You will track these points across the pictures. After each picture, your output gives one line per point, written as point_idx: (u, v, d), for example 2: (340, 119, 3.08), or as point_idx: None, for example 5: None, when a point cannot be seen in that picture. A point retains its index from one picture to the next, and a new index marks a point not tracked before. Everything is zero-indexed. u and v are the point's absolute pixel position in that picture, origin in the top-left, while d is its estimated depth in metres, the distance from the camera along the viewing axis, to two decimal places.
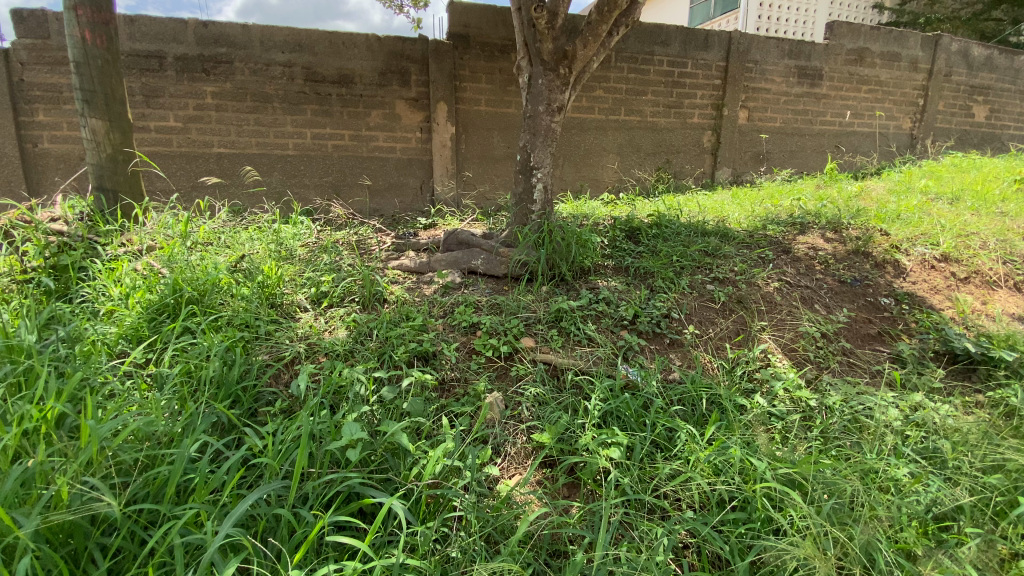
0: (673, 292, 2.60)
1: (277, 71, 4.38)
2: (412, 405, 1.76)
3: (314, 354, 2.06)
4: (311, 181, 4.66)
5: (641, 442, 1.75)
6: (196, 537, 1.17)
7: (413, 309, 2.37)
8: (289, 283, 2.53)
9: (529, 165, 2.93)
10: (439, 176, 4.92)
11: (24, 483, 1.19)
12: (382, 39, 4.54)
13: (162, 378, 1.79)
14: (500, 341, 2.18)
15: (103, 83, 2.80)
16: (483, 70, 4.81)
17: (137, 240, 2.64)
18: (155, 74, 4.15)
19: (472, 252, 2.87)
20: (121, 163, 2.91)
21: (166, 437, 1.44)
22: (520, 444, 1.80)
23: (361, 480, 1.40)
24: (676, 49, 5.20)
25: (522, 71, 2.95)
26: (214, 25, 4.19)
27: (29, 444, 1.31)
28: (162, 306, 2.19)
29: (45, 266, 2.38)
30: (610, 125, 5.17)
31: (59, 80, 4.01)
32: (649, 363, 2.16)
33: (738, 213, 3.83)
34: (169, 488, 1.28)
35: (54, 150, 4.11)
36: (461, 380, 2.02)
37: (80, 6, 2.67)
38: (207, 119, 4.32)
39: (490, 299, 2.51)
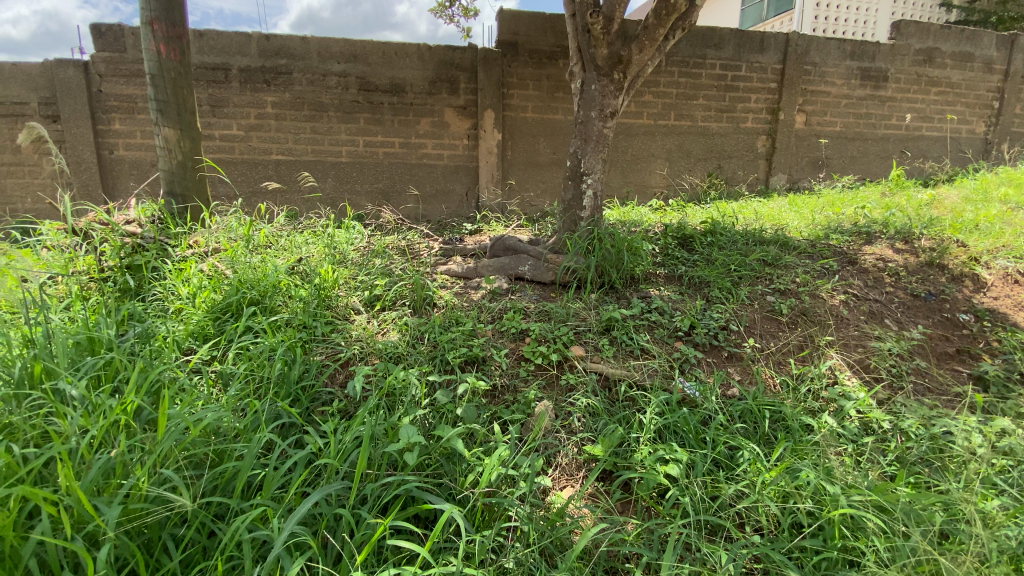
0: (730, 303, 2.50)
1: (333, 81, 4.53)
2: (465, 411, 1.75)
3: (367, 356, 2.09)
4: (362, 188, 4.78)
5: (702, 459, 1.68)
6: (262, 533, 1.20)
7: (462, 313, 2.37)
8: (344, 286, 2.59)
9: (579, 171, 2.89)
10: (485, 183, 4.94)
11: (105, 472, 1.26)
12: (433, 48, 4.62)
13: (227, 375, 1.86)
14: (550, 349, 2.15)
15: (175, 94, 2.97)
16: (531, 77, 4.81)
17: (204, 243, 2.77)
18: (221, 85, 4.37)
19: (520, 258, 2.85)
20: (190, 169, 3.07)
21: (233, 433, 1.50)
22: (572, 455, 1.76)
23: (418, 484, 1.40)
24: (730, 52, 5.05)
25: (574, 77, 2.92)
26: (275, 38, 4.37)
27: (111, 435, 1.39)
28: (226, 306, 2.28)
29: (120, 266, 2.54)
30: (659, 130, 5.06)
31: (134, 91, 4.29)
32: (706, 376, 2.08)
33: (797, 221, 3.66)
34: (237, 483, 1.32)
35: (129, 157, 4.39)
36: (511, 387, 1.99)
37: (157, 21, 2.85)
38: (267, 128, 4.52)
39: (539, 305, 2.48)
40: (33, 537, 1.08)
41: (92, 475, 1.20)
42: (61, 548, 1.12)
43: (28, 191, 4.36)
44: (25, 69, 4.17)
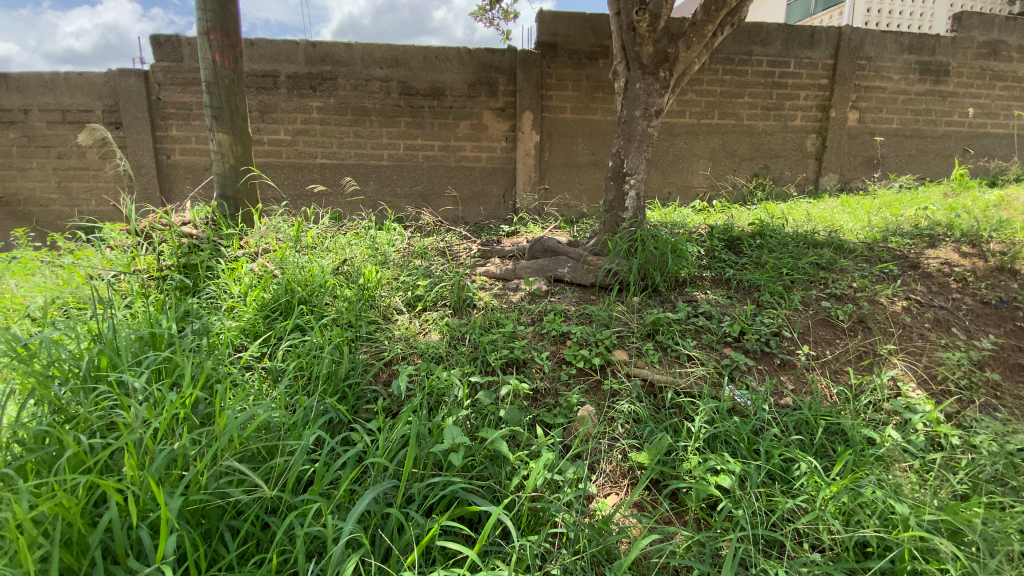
0: (783, 308, 2.40)
1: (376, 85, 4.62)
2: (508, 413, 1.73)
3: (410, 356, 2.11)
4: (402, 190, 4.86)
5: (755, 471, 1.61)
6: (315, 528, 1.22)
7: (502, 315, 2.35)
8: (387, 286, 2.63)
9: (622, 171, 2.84)
10: (523, 184, 4.93)
11: (168, 464, 1.31)
12: (473, 51, 4.65)
13: (277, 371, 1.92)
14: (592, 352, 2.10)
15: (229, 101, 3.09)
16: (570, 77, 4.78)
17: (254, 243, 2.88)
18: (270, 92, 4.53)
19: (560, 259, 2.81)
20: (241, 173, 3.18)
21: (285, 428, 1.54)
22: (616, 462, 1.71)
23: (465, 485, 1.40)
24: (778, 49, 4.87)
25: (618, 76, 2.87)
26: (321, 45, 4.49)
27: (172, 427, 1.45)
28: (276, 305, 2.35)
29: (177, 265, 2.67)
30: (702, 130, 4.94)
31: (189, 98, 4.49)
32: (757, 384, 1.99)
33: (852, 223, 3.48)
34: (290, 477, 1.35)
35: (184, 161, 4.61)
36: (552, 390, 1.96)
37: (212, 31, 2.97)
38: (312, 132, 4.65)
39: (580, 308, 2.44)
40: (102, 524, 1.12)
41: (155, 466, 1.24)
42: (126, 535, 1.16)
43: (94, 194, 4.64)
44: (92, 79, 4.44)
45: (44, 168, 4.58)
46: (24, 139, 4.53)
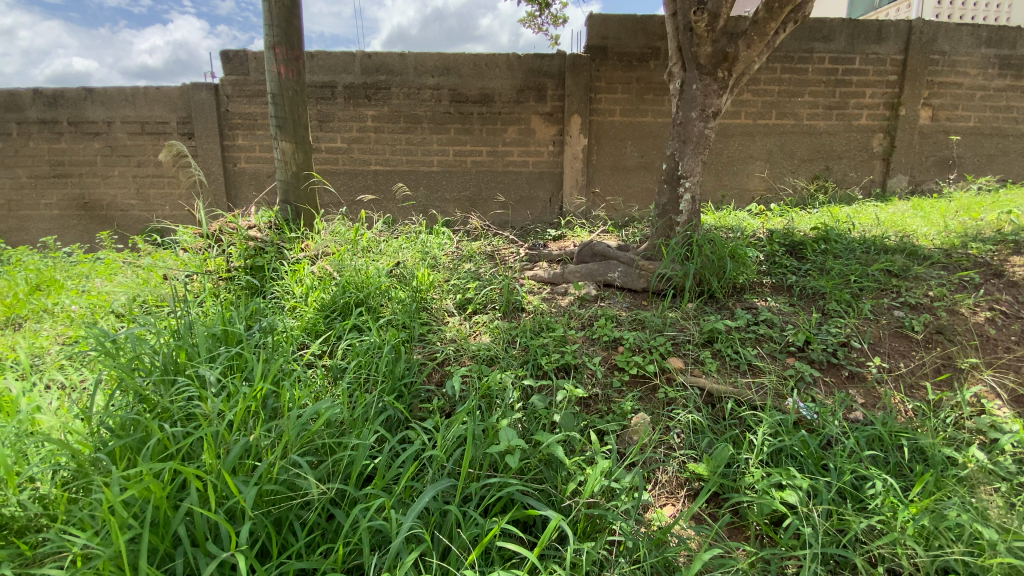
0: (851, 317, 2.27)
1: (427, 93, 4.74)
2: (562, 418, 1.72)
3: (462, 358, 2.13)
4: (450, 195, 4.95)
5: (824, 487, 1.53)
6: (380, 521, 1.25)
7: (552, 320, 2.34)
8: (439, 289, 2.68)
9: (676, 174, 2.77)
10: (570, 188, 4.90)
11: (242, 454, 1.38)
12: (522, 57, 4.69)
13: (338, 369, 1.99)
14: (646, 359, 2.05)
15: (292, 111, 3.25)
16: (619, 80, 4.73)
17: (315, 246, 3.00)
18: (328, 101, 4.73)
19: (610, 264, 2.77)
20: (303, 179, 3.32)
21: (348, 424, 1.59)
22: (673, 471, 1.67)
23: (522, 488, 1.40)
24: (841, 44, 4.64)
25: (673, 77, 2.82)
26: (376, 56, 4.65)
27: (245, 420, 1.53)
28: (335, 305, 2.44)
29: (244, 266, 2.82)
30: (759, 130, 4.77)
31: (254, 109, 4.75)
32: (824, 397, 1.90)
33: (926, 228, 3.26)
34: (354, 472, 1.40)
35: (248, 169, 4.87)
36: (604, 396, 1.92)
37: (278, 45, 3.13)
38: (367, 140, 4.82)
39: (632, 313, 2.40)
40: (184, 509, 1.19)
41: (231, 456, 1.31)
42: (205, 520, 1.23)
43: (168, 200, 4.98)
44: (167, 93, 4.78)
45: (125, 176, 4.96)
46: (108, 150, 4.92)
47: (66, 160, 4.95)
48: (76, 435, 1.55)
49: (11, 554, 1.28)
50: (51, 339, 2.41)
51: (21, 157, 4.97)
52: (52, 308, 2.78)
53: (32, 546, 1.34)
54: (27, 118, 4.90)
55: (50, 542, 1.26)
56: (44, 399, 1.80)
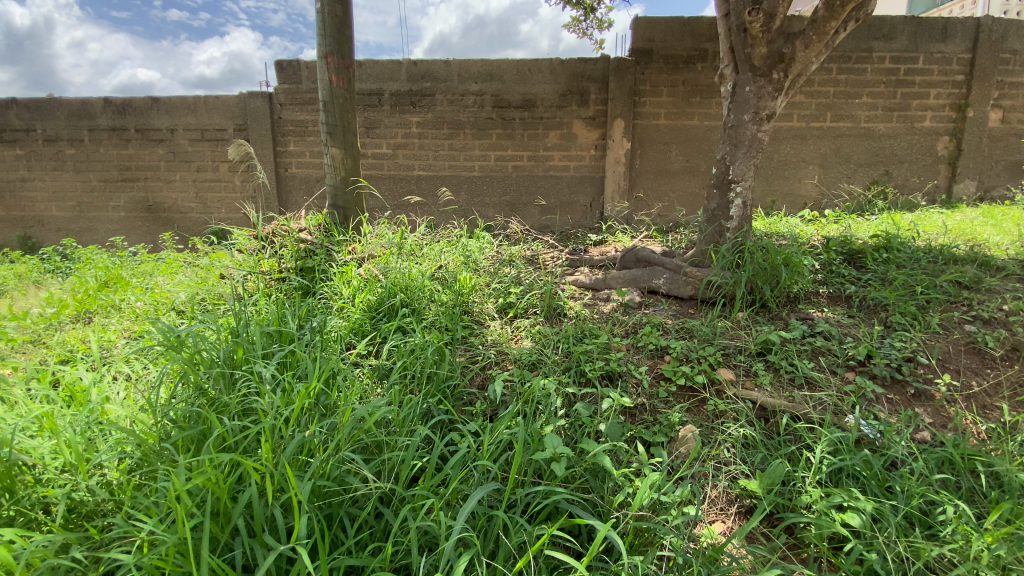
0: (917, 330, 2.14)
1: (470, 100, 4.79)
2: (609, 427, 1.68)
3: (504, 362, 2.14)
4: (491, 200, 4.99)
5: (890, 512, 1.44)
6: (428, 522, 1.26)
7: (595, 326, 2.30)
8: (481, 293, 2.69)
9: (726, 179, 2.69)
10: (612, 193, 4.84)
11: (297, 450, 1.42)
12: (565, 62, 4.68)
13: (383, 369, 2.02)
14: (694, 369, 1.99)
15: (342, 119, 3.35)
16: (665, 83, 4.65)
17: (361, 249, 3.07)
18: (375, 108, 4.86)
19: (654, 270, 2.71)
20: (351, 184, 3.42)
21: (396, 424, 1.62)
22: (723, 487, 1.61)
23: (568, 496, 1.38)
24: (903, 43, 4.41)
25: (724, 80, 2.74)
26: (422, 63, 4.74)
27: (301, 416, 1.58)
28: (380, 306, 2.50)
29: (295, 267, 2.93)
30: (812, 133, 4.58)
31: (305, 116, 4.93)
32: (888, 415, 1.79)
33: (1000, 237, 3.05)
34: (402, 471, 1.42)
35: (299, 174, 5.06)
36: (650, 407, 1.87)
37: (330, 54, 3.24)
38: (411, 146, 4.92)
39: (679, 322, 2.33)
40: (243, 501, 1.24)
41: (287, 452, 1.35)
42: (263, 512, 1.27)
43: (224, 203, 5.23)
44: (226, 102, 5.02)
45: (185, 181, 5.24)
46: (170, 155, 5.21)
47: (133, 165, 5.27)
48: (142, 424, 1.63)
49: (82, 537, 1.36)
50: (118, 333, 2.56)
51: (93, 162, 5.33)
52: (119, 304, 2.97)
53: (101, 529, 1.41)
54: (98, 126, 5.24)
55: (117, 527, 1.33)
56: (113, 390, 1.92)
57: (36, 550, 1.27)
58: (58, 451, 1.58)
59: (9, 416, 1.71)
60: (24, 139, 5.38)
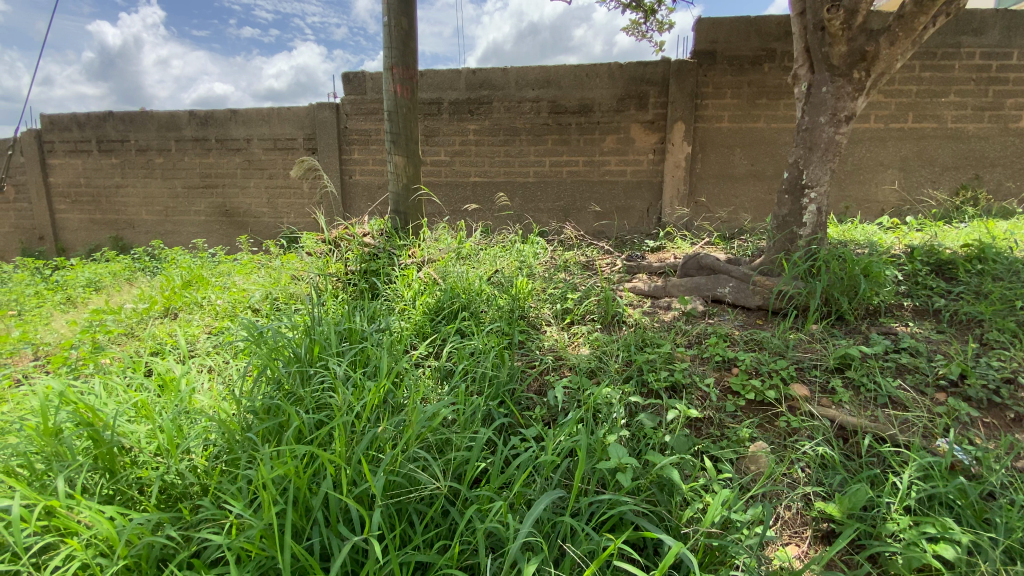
0: (1019, 349, 1.96)
1: (527, 106, 4.83)
2: (675, 440, 1.63)
3: (562, 368, 2.13)
4: (545, 206, 5.00)
5: (990, 546, 1.31)
6: (494, 525, 1.27)
7: (657, 335, 2.25)
8: (537, 298, 2.70)
9: (799, 183, 2.57)
10: (670, 199, 4.72)
11: (369, 445, 1.48)
12: (624, 66, 4.62)
13: (445, 371, 2.07)
14: (765, 383, 1.90)
15: (405, 127, 3.46)
16: (728, 85, 4.50)
17: (421, 253, 3.15)
18: (434, 117, 5.00)
19: (719, 278, 2.62)
20: (412, 190, 3.52)
21: (460, 425, 1.65)
22: (797, 509, 1.53)
23: (635, 508, 1.35)
24: (996, 37, 4.06)
25: (799, 80, 2.63)
26: (481, 72, 4.84)
27: (372, 413, 1.65)
28: (440, 309, 2.55)
29: (360, 270, 3.06)
30: (890, 135, 4.29)
31: (369, 125, 5.14)
32: (985, 441, 1.64)
33: None
34: (467, 472, 1.44)
35: (361, 180, 5.28)
36: (717, 421, 1.80)
37: (396, 66, 3.36)
38: (468, 153, 5.02)
39: (746, 333, 2.24)
40: (321, 492, 1.30)
41: (360, 448, 1.41)
42: (338, 503, 1.33)
43: (294, 208, 5.54)
44: (297, 112, 5.32)
45: (259, 187, 5.59)
46: (246, 163, 5.57)
47: (212, 172, 5.68)
48: (227, 413, 1.75)
49: (174, 517, 1.47)
50: (201, 328, 2.76)
51: (178, 170, 5.78)
52: (201, 301, 3.20)
53: (190, 510, 1.52)
54: (183, 136, 5.68)
55: (206, 510, 1.43)
56: (199, 381, 2.06)
57: (136, 527, 1.38)
58: (152, 435, 1.71)
59: (111, 401, 1.87)
60: (120, 149, 5.91)
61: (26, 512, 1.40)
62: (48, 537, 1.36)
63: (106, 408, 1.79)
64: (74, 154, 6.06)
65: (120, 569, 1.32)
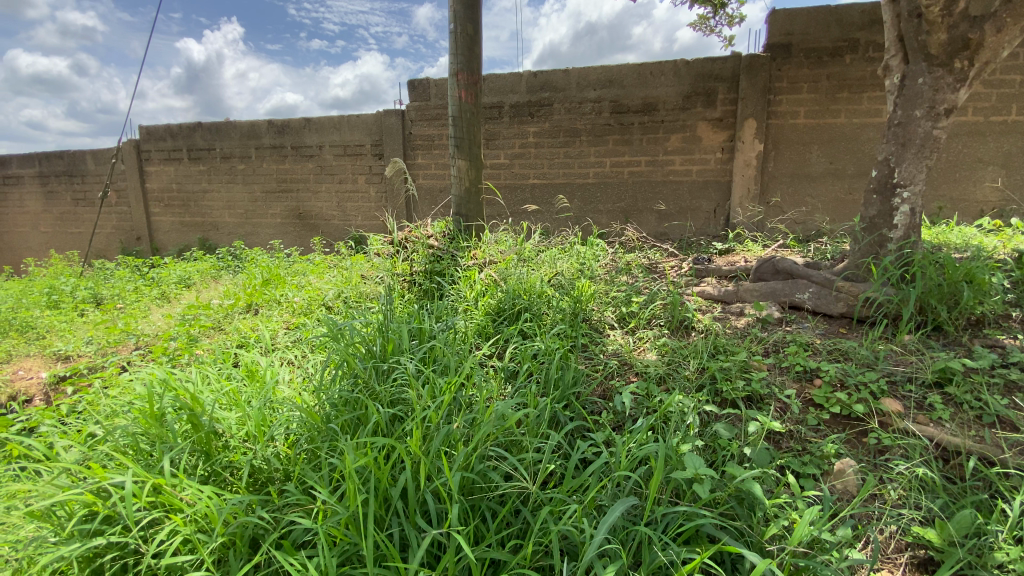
0: None
1: (588, 107, 4.80)
2: (755, 452, 1.56)
3: (629, 373, 2.09)
4: (605, 207, 4.94)
5: None
6: (569, 528, 1.27)
7: (730, 342, 2.16)
8: (600, 300, 2.67)
9: (890, 182, 2.39)
10: (740, 199, 4.53)
11: (445, 442, 1.52)
12: (690, 62, 4.48)
13: (509, 371, 2.09)
14: (852, 397, 1.79)
15: (469, 132, 3.53)
16: (805, 79, 4.26)
17: (482, 254, 3.19)
18: (495, 121, 5.07)
19: (798, 283, 2.49)
20: (474, 193, 3.58)
21: (529, 427, 1.66)
22: (891, 533, 1.42)
23: (715, 521, 1.31)
24: None
25: (890, 72, 2.45)
26: (542, 74, 4.85)
27: (449, 410, 1.69)
28: (502, 310, 2.59)
29: (424, 270, 3.15)
30: (992, 129, 3.91)
31: (432, 130, 5.29)
32: None
33: None
34: (541, 473, 1.45)
35: (425, 184, 5.45)
36: (798, 435, 1.70)
37: (460, 72, 3.44)
38: (528, 155, 5.06)
39: (829, 342, 2.12)
40: (402, 484, 1.35)
41: (435, 444, 1.46)
42: (416, 496, 1.38)
43: (361, 212, 5.80)
44: (365, 120, 5.56)
45: (330, 192, 5.90)
46: (318, 169, 5.89)
47: (288, 177, 6.04)
48: (308, 405, 1.86)
49: (264, 501, 1.57)
50: (279, 323, 2.94)
51: (257, 175, 6.19)
52: (279, 298, 3.41)
53: (277, 494, 1.63)
54: (263, 144, 6.08)
55: (292, 496, 1.52)
56: (281, 372, 2.20)
57: (232, 507, 1.49)
58: (242, 423, 1.84)
59: (206, 389, 2.02)
60: (206, 156, 6.41)
61: (138, 487, 1.55)
62: (156, 511, 1.49)
63: (202, 395, 1.95)
64: (167, 161, 6.63)
65: (219, 546, 1.44)
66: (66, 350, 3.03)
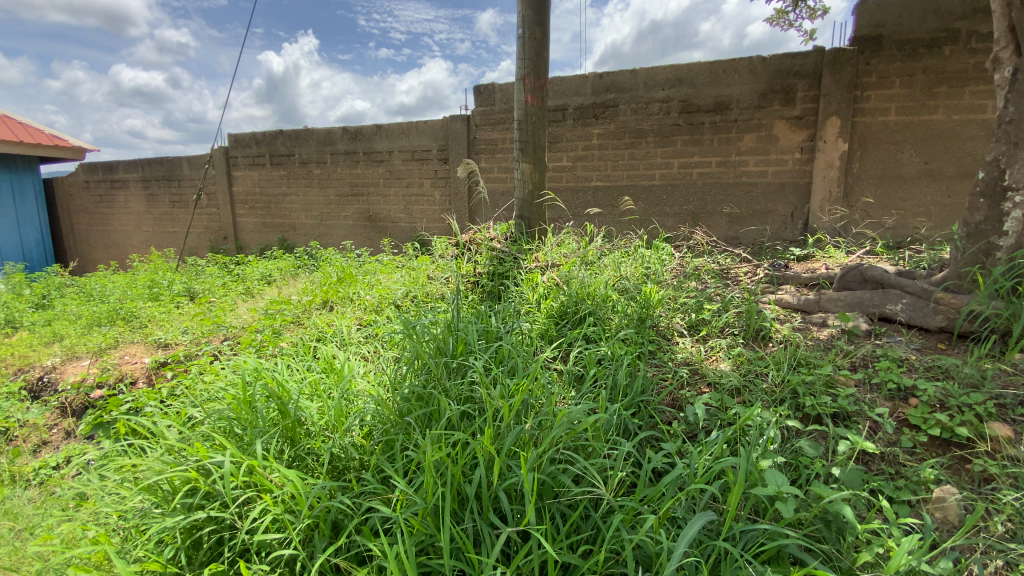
0: None
1: (656, 107, 4.70)
2: (844, 473, 1.47)
3: (700, 383, 2.03)
4: (671, 210, 4.81)
5: None
6: (644, 538, 1.26)
7: (812, 354, 2.05)
8: (668, 306, 2.61)
9: (1000, 186, 2.18)
10: (820, 202, 4.27)
11: (516, 442, 1.55)
12: (767, 59, 4.28)
13: (575, 375, 2.10)
14: (953, 419, 1.64)
15: (534, 135, 3.56)
16: (897, 73, 3.95)
17: (545, 257, 3.21)
18: (559, 124, 5.09)
19: (890, 294, 2.32)
20: (538, 196, 3.61)
21: (599, 432, 1.66)
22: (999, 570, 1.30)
23: (800, 542, 1.25)
24: None
25: (1000, 65, 2.23)
26: (608, 75, 4.81)
27: (520, 411, 1.72)
28: (564, 313, 2.60)
29: (488, 272, 3.21)
30: None
31: (496, 134, 5.39)
32: None
33: None
34: (613, 479, 1.45)
35: (488, 187, 5.55)
36: (891, 457, 1.59)
37: (528, 75, 3.47)
38: (591, 158, 5.03)
39: (927, 358, 1.96)
40: (476, 480, 1.40)
41: (507, 443, 1.49)
42: (488, 493, 1.42)
43: (427, 214, 6.00)
44: (432, 125, 5.75)
45: (397, 195, 6.14)
46: (388, 173, 6.14)
47: (359, 182, 6.35)
48: (383, 398, 1.95)
49: (344, 487, 1.67)
50: (352, 319, 3.10)
51: (332, 179, 6.55)
52: (351, 296, 3.59)
53: (356, 482, 1.72)
54: (337, 150, 6.43)
55: (370, 485, 1.61)
56: (357, 366, 2.32)
57: (317, 492, 1.59)
58: (323, 413, 1.96)
59: (291, 378, 2.17)
60: (287, 161, 6.85)
61: (234, 468, 1.69)
62: (250, 491, 1.62)
63: (287, 384, 2.09)
64: (252, 166, 7.15)
65: (305, 527, 1.55)
66: (167, 338, 3.34)
